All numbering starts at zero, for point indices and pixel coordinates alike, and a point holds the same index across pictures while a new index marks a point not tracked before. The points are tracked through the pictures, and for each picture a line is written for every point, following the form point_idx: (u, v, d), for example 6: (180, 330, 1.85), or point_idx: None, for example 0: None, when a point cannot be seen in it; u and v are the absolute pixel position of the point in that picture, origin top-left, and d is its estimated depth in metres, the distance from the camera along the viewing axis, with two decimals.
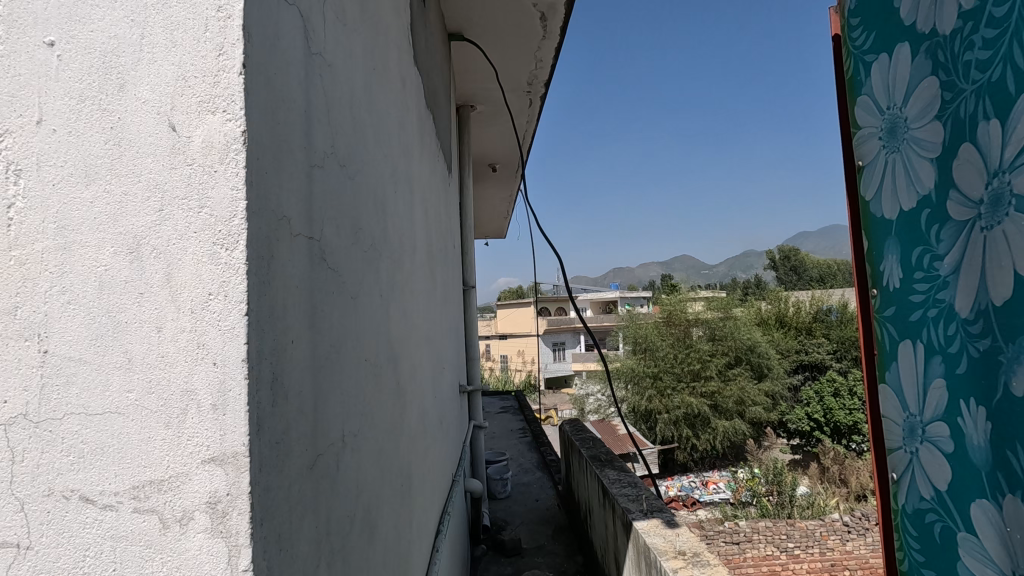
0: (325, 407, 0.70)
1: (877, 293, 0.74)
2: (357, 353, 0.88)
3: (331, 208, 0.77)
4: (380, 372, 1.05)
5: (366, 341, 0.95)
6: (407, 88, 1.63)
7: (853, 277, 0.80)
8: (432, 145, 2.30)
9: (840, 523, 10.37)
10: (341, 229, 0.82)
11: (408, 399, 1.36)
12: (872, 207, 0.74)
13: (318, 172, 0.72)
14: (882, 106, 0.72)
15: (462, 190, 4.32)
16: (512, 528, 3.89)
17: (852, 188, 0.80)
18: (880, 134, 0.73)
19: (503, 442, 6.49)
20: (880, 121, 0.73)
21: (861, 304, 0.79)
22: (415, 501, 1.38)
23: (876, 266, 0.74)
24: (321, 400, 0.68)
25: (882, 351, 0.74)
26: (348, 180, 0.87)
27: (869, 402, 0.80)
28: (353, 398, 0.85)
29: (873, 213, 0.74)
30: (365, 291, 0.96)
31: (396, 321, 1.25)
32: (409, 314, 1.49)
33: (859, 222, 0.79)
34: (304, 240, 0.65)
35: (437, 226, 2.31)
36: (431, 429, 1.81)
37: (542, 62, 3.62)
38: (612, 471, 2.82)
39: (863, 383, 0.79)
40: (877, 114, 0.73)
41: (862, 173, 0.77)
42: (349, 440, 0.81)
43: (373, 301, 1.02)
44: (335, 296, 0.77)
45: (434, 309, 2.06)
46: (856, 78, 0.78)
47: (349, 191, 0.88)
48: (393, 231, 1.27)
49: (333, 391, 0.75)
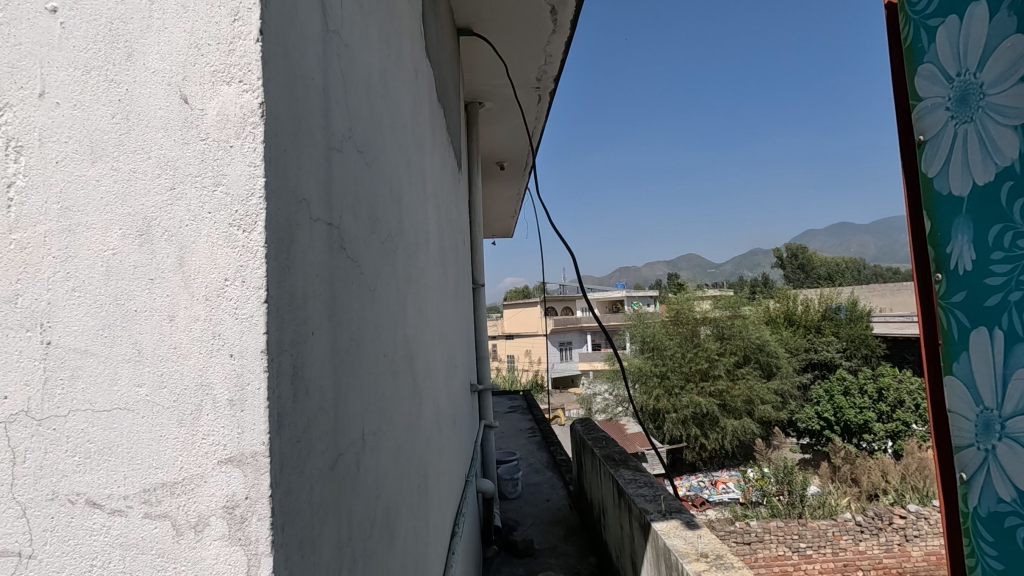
0: (345, 404, 0.66)
1: (942, 277, 0.72)
2: (376, 348, 0.84)
3: (349, 195, 0.73)
4: (397, 368, 1.00)
5: (384, 337, 0.91)
6: (421, 79, 1.59)
7: (912, 265, 0.78)
8: (442, 140, 2.25)
9: (853, 523, 10.26)
10: (364, 216, 0.78)
11: (423, 396, 1.32)
12: (936, 183, 0.72)
13: (336, 157, 0.68)
14: (952, 72, 0.70)
15: (471, 188, 4.28)
16: (524, 528, 3.85)
17: (912, 164, 0.78)
18: (948, 103, 0.71)
19: (511, 442, 6.46)
20: (948, 89, 0.71)
21: (920, 291, 0.77)
22: (431, 502, 1.33)
23: (942, 249, 0.72)
24: (342, 395, 0.65)
25: (948, 340, 0.72)
26: (366, 167, 0.83)
27: (928, 394, 0.77)
28: (374, 396, 0.82)
29: (938, 190, 0.72)
30: (382, 284, 0.92)
31: (412, 315, 1.21)
32: (424, 310, 1.45)
33: (919, 204, 0.77)
34: (324, 226, 0.61)
35: (448, 222, 2.26)
36: (446, 428, 1.77)
37: (552, 57, 3.57)
38: (627, 471, 2.78)
39: (924, 378, 0.77)
40: (944, 82, 0.71)
41: (923, 148, 0.75)
42: (369, 439, 0.77)
43: (390, 294, 0.98)
44: (354, 288, 0.73)
45: (447, 307, 2.02)
46: (917, 45, 0.75)
47: (366, 178, 0.84)
48: (408, 225, 1.23)
49: (353, 388, 0.71)
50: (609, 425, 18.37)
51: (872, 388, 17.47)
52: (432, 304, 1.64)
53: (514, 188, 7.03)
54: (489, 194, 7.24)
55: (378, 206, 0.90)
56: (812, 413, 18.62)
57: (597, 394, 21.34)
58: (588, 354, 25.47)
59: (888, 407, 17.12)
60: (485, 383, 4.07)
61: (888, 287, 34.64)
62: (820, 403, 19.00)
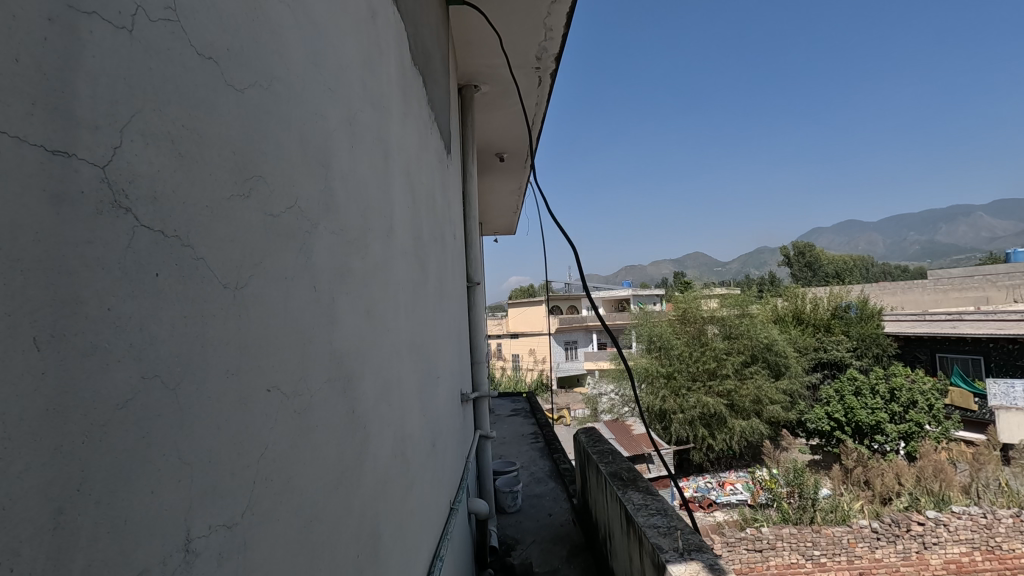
0: (122, 488, 0.36)
1: None
2: (251, 382, 0.54)
3: (164, 125, 0.43)
4: (314, 401, 0.70)
5: (280, 361, 0.61)
6: (382, 23, 1.27)
7: None
8: (422, 114, 1.93)
9: (869, 529, 9.76)
10: (209, 170, 0.48)
11: (375, 426, 1.01)
12: None
13: (113, 50, 0.38)
14: None
15: (465, 179, 3.95)
16: (523, 548, 3.54)
17: None
18: None
19: (513, 449, 6.15)
20: None
21: None
22: (385, 562, 1.03)
23: None
24: (111, 476, 0.36)
25: None
26: (230, 94, 0.53)
27: None
28: (240, 455, 0.51)
29: None
30: (277, 278, 0.61)
31: (353, 324, 0.90)
32: (382, 314, 1.13)
33: None
34: (47, 162, 0.32)
35: (429, 210, 1.94)
36: (419, 454, 1.47)
37: (552, 32, 3.25)
38: (636, 493, 2.44)
39: None
40: None
41: None
42: (218, 533, 0.47)
43: (300, 295, 0.67)
44: (177, 285, 0.43)
45: (425, 310, 1.71)
46: None
47: (235, 113, 0.53)
48: (349, 204, 0.92)
49: (172, 454, 0.41)
50: (615, 426, 18.09)
51: (885, 388, 17.05)
52: (399, 307, 1.33)
53: (515, 181, 6.73)
54: (489, 189, 6.95)
55: (268, 164, 0.60)
56: (822, 414, 18.22)
57: (602, 394, 21.05)
58: (594, 353, 25.16)
59: (901, 408, 16.69)
60: (480, 390, 3.76)
61: (898, 285, 34.13)
62: (830, 404, 18.61)
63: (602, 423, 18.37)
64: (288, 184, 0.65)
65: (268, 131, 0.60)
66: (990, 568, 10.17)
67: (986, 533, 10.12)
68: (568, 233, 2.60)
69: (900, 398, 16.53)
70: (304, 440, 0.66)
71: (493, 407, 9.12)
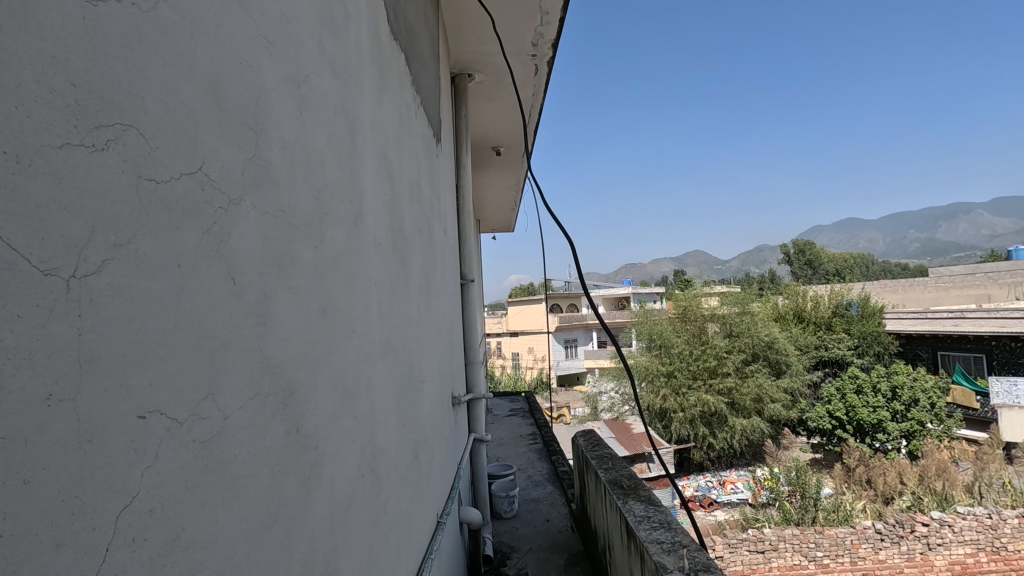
0: None
1: None
2: (117, 402, 0.40)
3: None
4: (232, 423, 0.55)
5: (172, 374, 0.47)
6: None
7: None
8: (405, 96, 1.78)
9: (872, 530, 9.63)
10: (23, 109, 0.34)
11: (333, 444, 0.86)
12: None
13: None
14: None
15: (458, 172, 3.80)
16: (519, 556, 3.40)
17: None
18: None
19: (510, 451, 6.01)
20: None
21: None
22: None
23: None
24: None
25: None
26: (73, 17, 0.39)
27: None
28: (91, 508, 0.37)
29: None
30: (167, 269, 0.47)
31: (299, 329, 0.75)
32: (343, 314, 0.98)
33: None
34: None
35: (413, 201, 1.79)
36: (394, 471, 1.31)
37: (549, 16, 3.10)
38: (638, 504, 2.28)
39: None
40: None
41: None
42: None
43: (210, 292, 0.53)
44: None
45: (405, 310, 1.56)
46: None
47: (82, 42, 0.39)
48: (295, 186, 0.77)
49: None
50: (615, 424, 18.00)
51: (886, 386, 16.92)
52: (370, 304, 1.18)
53: (512, 176, 6.58)
54: (486, 184, 6.81)
55: (152, 121, 0.46)
56: (823, 413, 18.07)
57: (602, 393, 20.95)
58: (594, 352, 25.04)
59: (903, 405, 16.55)
60: (474, 392, 3.61)
61: (899, 282, 34.00)
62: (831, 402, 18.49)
63: (601, 422, 18.28)
64: (191, 133, 0.51)
65: (147, 80, 0.45)
66: (994, 568, 10.06)
67: (992, 534, 9.97)
68: (567, 222, 2.38)
69: (902, 397, 16.38)
70: (210, 468, 0.51)
71: (491, 407, 8.99)
